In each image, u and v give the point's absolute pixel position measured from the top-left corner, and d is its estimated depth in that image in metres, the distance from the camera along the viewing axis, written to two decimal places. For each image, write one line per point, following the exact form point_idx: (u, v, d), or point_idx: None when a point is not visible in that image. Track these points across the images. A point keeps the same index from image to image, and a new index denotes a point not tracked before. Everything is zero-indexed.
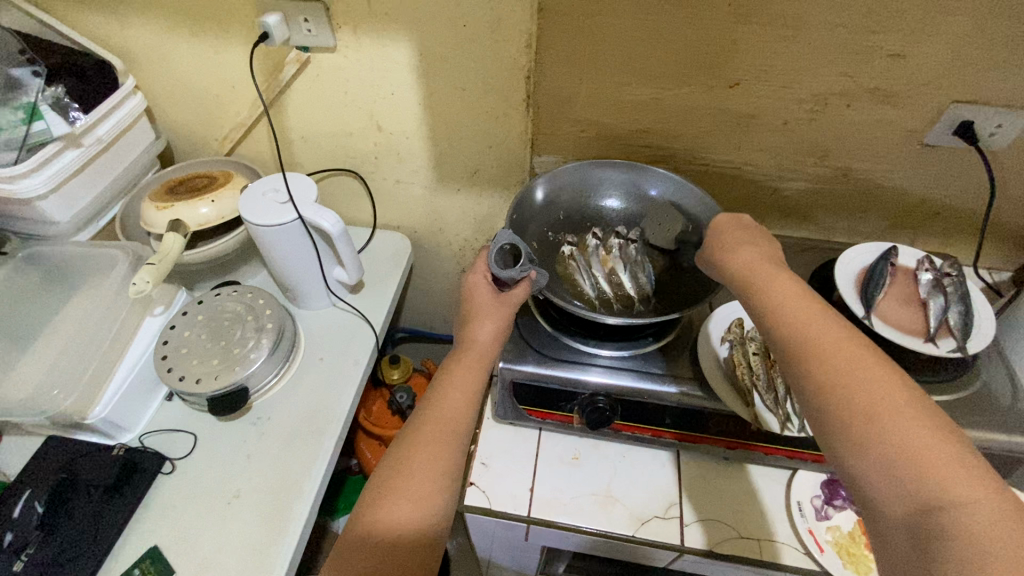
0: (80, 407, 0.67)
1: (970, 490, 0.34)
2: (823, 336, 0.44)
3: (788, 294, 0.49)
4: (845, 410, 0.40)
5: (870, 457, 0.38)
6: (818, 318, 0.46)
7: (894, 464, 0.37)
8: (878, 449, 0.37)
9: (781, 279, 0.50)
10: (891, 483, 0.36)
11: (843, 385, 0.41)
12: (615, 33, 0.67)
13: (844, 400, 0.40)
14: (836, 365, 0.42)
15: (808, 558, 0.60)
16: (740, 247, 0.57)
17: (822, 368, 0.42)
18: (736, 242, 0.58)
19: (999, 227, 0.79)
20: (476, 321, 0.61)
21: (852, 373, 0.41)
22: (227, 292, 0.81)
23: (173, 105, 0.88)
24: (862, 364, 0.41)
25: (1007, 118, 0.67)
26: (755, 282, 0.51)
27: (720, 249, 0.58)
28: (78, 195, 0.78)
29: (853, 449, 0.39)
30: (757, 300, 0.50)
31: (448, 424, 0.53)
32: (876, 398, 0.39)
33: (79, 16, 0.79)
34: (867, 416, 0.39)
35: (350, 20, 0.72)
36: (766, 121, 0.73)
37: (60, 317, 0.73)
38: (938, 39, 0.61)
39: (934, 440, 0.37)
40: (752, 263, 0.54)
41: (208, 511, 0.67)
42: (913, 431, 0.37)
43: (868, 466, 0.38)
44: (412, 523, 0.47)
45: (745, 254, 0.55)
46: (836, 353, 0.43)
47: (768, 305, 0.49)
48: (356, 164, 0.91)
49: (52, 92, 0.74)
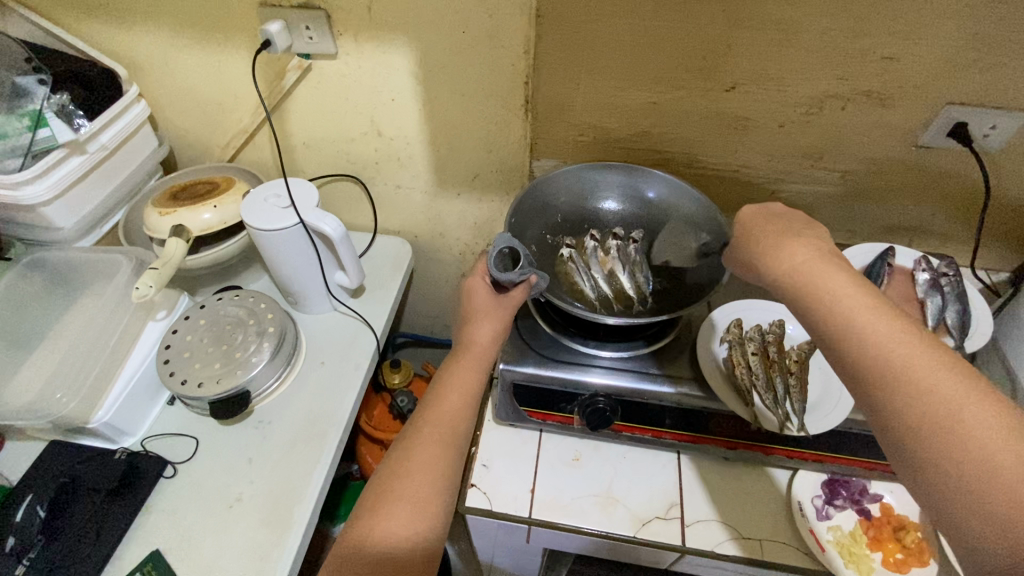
0: (83, 411, 0.68)
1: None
2: (903, 358, 0.39)
3: (850, 299, 0.42)
4: (939, 447, 0.36)
5: (971, 504, 0.34)
6: (897, 335, 0.40)
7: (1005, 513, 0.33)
8: (982, 494, 0.34)
9: (846, 285, 0.43)
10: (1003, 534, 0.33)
11: (933, 417, 0.37)
12: (612, 37, 0.68)
13: (935, 434, 0.36)
14: (921, 393, 0.37)
15: (809, 557, 0.60)
16: (784, 244, 0.49)
17: (898, 394, 0.38)
18: (780, 236, 0.50)
19: (995, 226, 0.79)
20: (476, 322, 0.61)
21: (939, 401, 0.37)
22: (229, 297, 0.81)
23: (176, 112, 0.89)
24: (954, 392, 0.37)
25: (1001, 119, 0.67)
26: (810, 286, 0.44)
27: (761, 247, 0.51)
28: (83, 202, 0.79)
29: (950, 490, 0.35)
30: (812, 307, 0.44)
31: (446, 428, 0.53)
32: (966, 435, 0.35)
33: (83, 25, 0.80)
34: (968, 456, 0.35)
35: (351, 28, 0.73)
36: (763, 124, 0.74)
37: (63, 323, 0.74)
38: (929, 42, 0.62)
39: None
40: (805, 259, 0.46)
41: (211, 513, 0.68)
42: (1018, 471, 0.33)
43: (971, 511, 0.34)
44: (408, 536, 0.46)
45: (796, 249, 0.48)
46: (921, 378, 0.38)
47: (829, 313, 0.42)
48: (356, 169, 0.92)
49: (57, 99, 0.75)
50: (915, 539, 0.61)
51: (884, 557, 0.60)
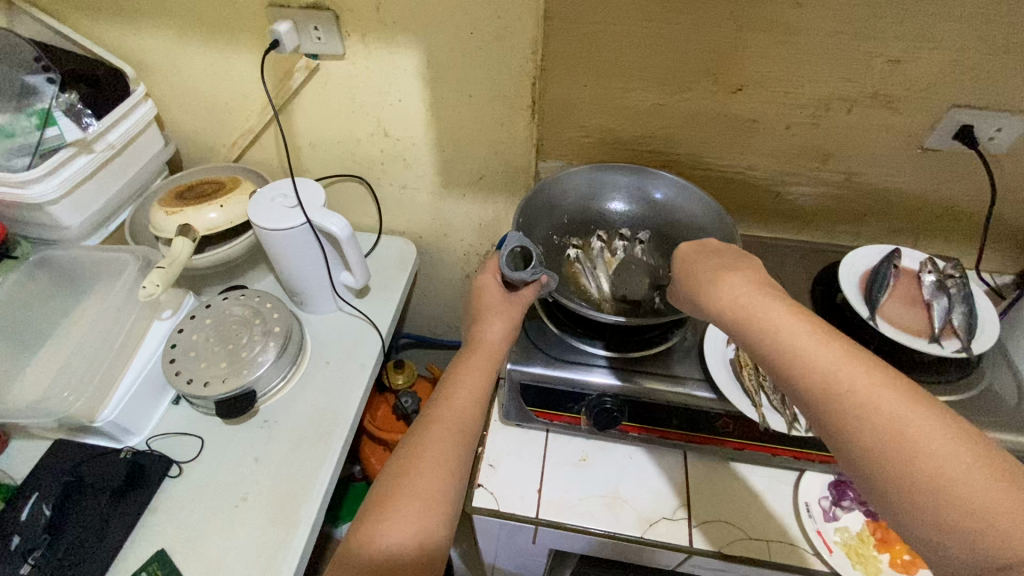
0: (89, 409, 0.67)
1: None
2: (853, 380, 0.40)
3: (789, 327, 0.43)
4: (894, 466, 0.37)
5: (935, 522, 0.35)
6: (837, 358, 0.41)
7: (965, 527, 0.34)
8: (941, 509, 0.35)
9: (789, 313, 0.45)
10: (967, 547, 0.33)
11: (886, 436, 0.37)
12: (619, 38, 0.68)
13: (890, 452, 0.37)
14: (871, 414, 0.38)
15: (817, 559, 0.60)
16: (723, 278, 0.50)
17: (853, 415, 0.39)
18: (717, 268, 0.52)
19: (1001, 229, 0.80)
20: (487, 321, 0.61)
21: (888, 419, 0.38)
22: (235, 297, 0.81)
23: (183, 112, 0.89)
24: (900, 409, 0.38)
25: (1007, 121, 0.68)
26: (751, 318, 0.45)
27: (701, 280, 0.52)
28: (89, 201, 0.79)
29: (912, 510, 0.36)
30: (757, 338, 0.44)
31: (454, 426, 0.53)
32: (921, 450, 0.36)
33: (91, 25, 0.80)
34: (924, 472, 0.36)
35: (359, 28, 0.73)
36: (770, 126, 0.74)
37: (70, 322, 0.74)
38: (935, 45, 0.63)
39: (994, 488, 0.34)
40: (742, 291, 0.47)
41: (216, 513, 0.67)
42: (972, 480, 0.35)
43: (933, 529, 0.35)
44: (414, 539, 0.46)
45: (733, 282, 0.49)
46: (871, 402, 0.39)
47: (773, 344, 0.43)
48: (362, 169, 0.92)
49: (65, 98, 0.74)
50: None
51: (892, 558, 0.60)
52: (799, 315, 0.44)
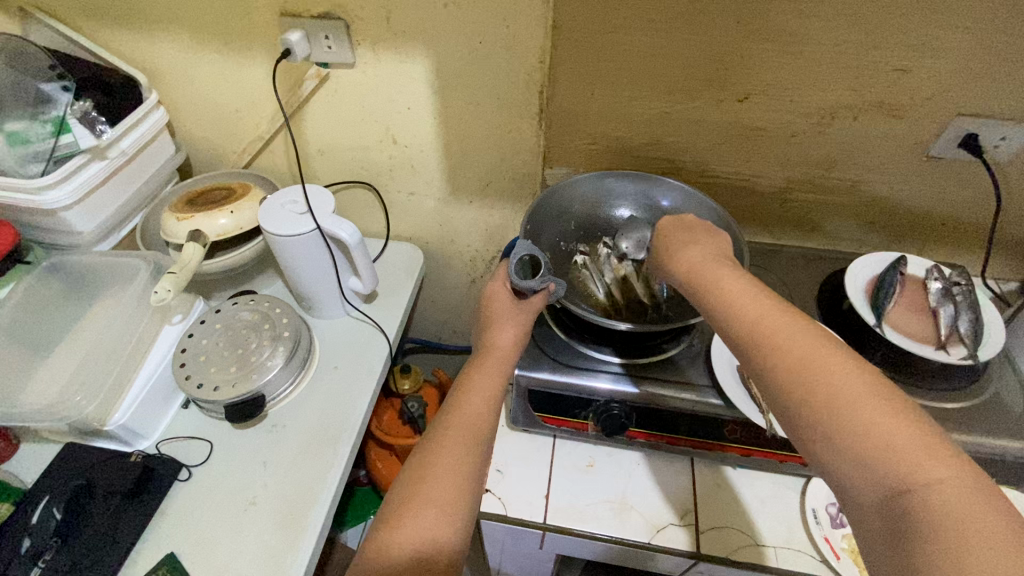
0: (101, 414, 0.68)
1: (937, 469, 0.34)
2: (774, 328, 0.44)
3: (732, 289, 0.49)
4: (810, 403, 0.40)
5: (842, 453, 0.37)
6: (773, 314, 0.45)
7: (865, 457, 0.36)
8: (847, 441, 0.37)
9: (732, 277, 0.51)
10: (868, 478, 0.36)
11: (798, 373, 0.41)
12: (626, 48, 0.69)
13: (809, 391, 0.40)
14: (794, 358, 0.42)
15: (824, 565, 0.60)
16: (685, 248, 0.57)
17: (773, 358, 0.43)
18: (677, 241, 0.59)
19: (1005, 236, 0.80)
20: (498, 327, 0.62)
21: (810, 363, 0.41)
22: (245, 302, 0.82)
23: (195, 120, 0.90)
24: (811, 350, 0.42)
25: (1011, 130, 0.68)
26: (706, 283, 0.52)
27: (667, 250, 0.59)
28: (102, 206, 0.80)
29: (824, 442, 0.38)
30: (709, 298, 0.51)
31: (468, 429, 0.54)
32: (828, 384, 0.39)
33: (106, 34, 0.82)
34: (827, 404, 0.39)
35: (369, 38, 0.74)
36: (775, 134, 0.75)
37: (82, 326, 0.75)
38: (939, 55, 0.64)
39: (887, 415, 0.37)
40: (699, 262, 0.54)
41: (225, 516, 0.68)
42: (867, 409, 0.37)
43: (841, 460, 0.37)
44: (433, 538, 0.46)
45: (692, 252, 0.56)
46: (788, 345, 0.43)
47: (719, 301, 0.49)
48: (370, 176, 0.93)
49: (79, 106, 0.76)
50: None
51: None
52: (742, 281, 0.50)
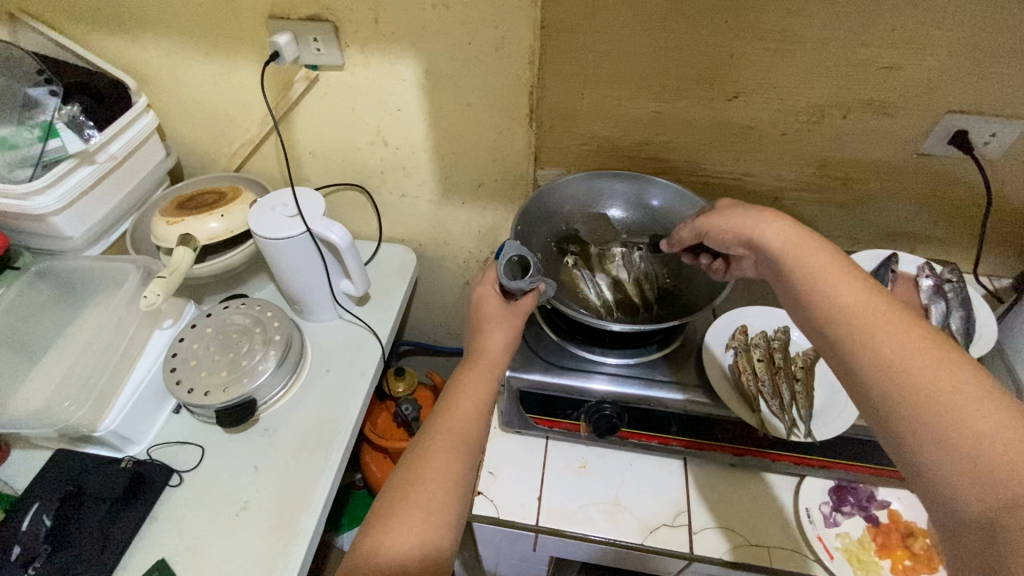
0: (90, 420, 0.68)
1: None
2: (884, 330, 0.42)
3: (839, 277, 0.47)
4: (917, 406, 0.38)
5: (951, 464, 0.36)
6: (882, 308, 0.44)
7: (980, 470, 0.35)
8: (959, 451, 0.36)
9: (832, 266, 0.48)
10: (978, 491, 0.34)
11: (912, 378, 0.39)
12: (616, 47, 0.69)
13: (915, 398, 0.38)
14: (902, 359, 0.40)
15: (818, 565, 0.60)
16: (763, 227, 0.54)
17: (881, 357, 0.41)
18: (764, 215, 0.55)
19: (997, 234, 0.80)
20: (488, 329, 0.62)
21: (917, 367, 0.39)
22: (235, 305, 0.81)
23: (185, 123, 0.90)
24: (926, 358, 0.40)
25: (1000, 126, 0.68)
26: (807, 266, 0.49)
27: (741, 227, 0.56)
28: (91, 211, 0.79)
29: (931, 450, 0.37)
30: (807, 283, 0.48)
31: (458, 434, 0.53)
32: (942, 393, 0.38)
33: (94, 38, 0.81)
34: (943, 412, 0.37)
35: (358, 40, 0.74)
36: (766, 132, 0.75)
37: (72, 332, 0.75)
38: (928, 52, 0.64)
39: (1011, 431, 0.35)
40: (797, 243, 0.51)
41: (218, 520, 0.68)
42: (988, 422, 0.36)
43: (948, 471, 0.36)
44: (421, 545, 0.46)
45: (775, 232, 0.53)
46: (900, 348, 0.41)
47: (818, 287, 0.47)
48: (362, 178, 0.92)
49: (67, 111, 0.75)
50: (924, 546, 0.60)
51: (893, 564, 0.60)
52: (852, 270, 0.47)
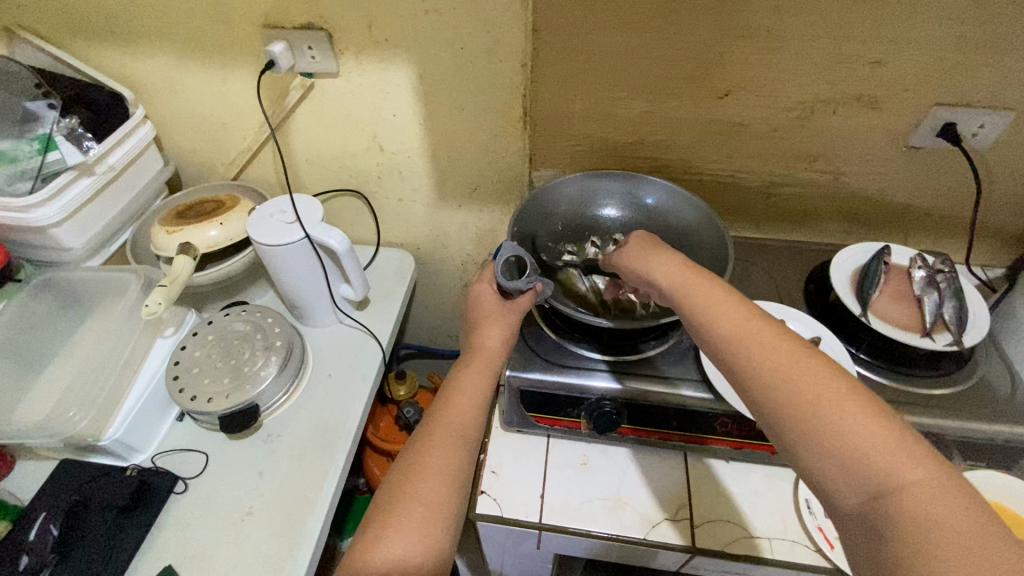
0: (95, 429, 0.68)
1: (913, 474, 0.36)
2: (749, 343, 0.46)
3: (716, 300, 0.50)
4: (789, 415, 0.41)
5: (829, 466, 0.39)
6: (749, 327, 0.47)
7: (846, 465, 0.38)
8: (826, 450, 0.39)
9: (706, 289, 0.51)
10: (849, 486, 0.38)
11: (778, 385, 0.43)
12: (606, 49, 0.70)
13: (784, 401, 0.42)
14: (770, 373, 0.43)
15: (819, 555, 0.61)
16: (652, 263, 0.57)
17: (751, 369, 0.44)
18: (656, 256, 0.58)
19: (989, 224, 0.81)
20: (485, 328, 0.62)
21: (781, 373, 0.43)
22: (237, 312, 0.82)
23: (182, 133, 0.91)
24: (786, 362, 0.43)
25: (988, 118, 0.69)
26: (689, 293, 0.52)
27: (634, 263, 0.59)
28: (91, 222, 0.80)
29: (807, 454, 0.40)
30: (688, 314, 0.51)
31: (454, 430, 0.54)
32: (806, 394, 0.41)
33: (91, 51, 0.82)
34: (808, 412, 0.41)
35: (352, 47, 0.75)
36: (757, 129, 0.76)
37: (75, 343, 0.75)
38: (914, 46, 0.65)
39: (864, 420, 0.39)
40: (682, 272, 0.54)
41: (222, 526, 0.68)
42: (845, 415, 0.39)
43: (823, 469, 0.39)
44: (418, 543, 0.47)
45: (661, 265, 0.56)
46: (764, 361, 0.44)
47: (702, 314, 0.50)
48: (359, 183, 0.93)
49: (67, 123, 0.76)
50: None
51: None
52: (726, 291, 0.51)
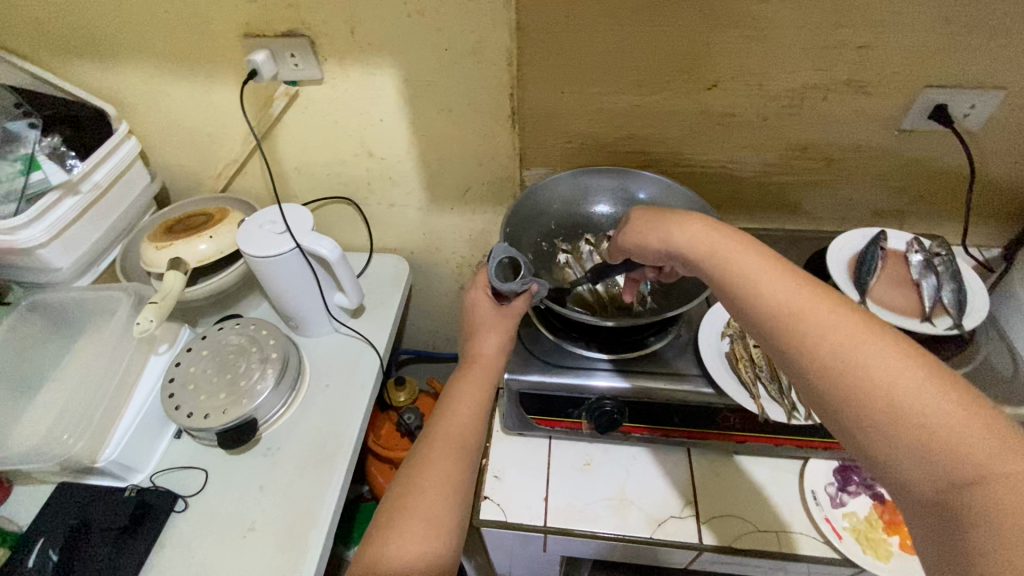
0: (90, 450, 0.67)
1: (1009, 464, 0.33)
2: (807, 315, 0.41)
3: (759, 270, 0.46)
4: (861, 397, 0.37)
5: (908, 455, 0.35)
6: (804, 298, 0.43)
7: (929, 454, 0.34)
8: (905, 437, 0.35)
9: (743, 257, 0.48)
10: (932, 477, 0.34)
11: (846, 363, 0.38)
12: (592, 44, 0.69)
13: (856, 383, 0.38)
14: (833, 350, 0.39)
15: (827, 546, 0.60)
16: (678, 229, 0.53)
17: (808, 343, 0.40)
18: (680, 222, 0.54)
19: (984, 205, 0.81)
20: (481, 336, 0.62)
21: (851, 349, 0.39)
22: (230, 326, 0.81)
23: (168, 146, 0.89)
24: (855, 335, 0.39)
25: (979, 98, 0.69)
26: (727, 262, 0.48)
27: (657, 231, 0.55)
28: (79, 241, 0.79)
29: (884, 443, 0.36)
30: (728, 284, 0.47)
31: (455, 440, 0.54)
32: (879, 374, 0.37)
33: (71, 68, 0.81)
34: (881, 394, 0.36)
35: (335, 53, 0.74)
36: (747, 119, 0.75)
37: (67, 364, 0.74)
38: (902, 29, 0.64)
39: (948, 405, 0.35)
40: (714, 241, 0.51)
41: (224, 544, 0.67)
42: (926, 399, 0.35)
43: (901, 460, 0.35)
44: (422, 551, 0.46)
45: (686, 233, 0.53)
46: (829, 334, 0.40)
47: (745, 283, 0.46)
48: (349, 190, 0.92)
49: (48, 142, 0.76)
50: None
51: (901, 540, 0.61)
52: (770, 260, 0.47)
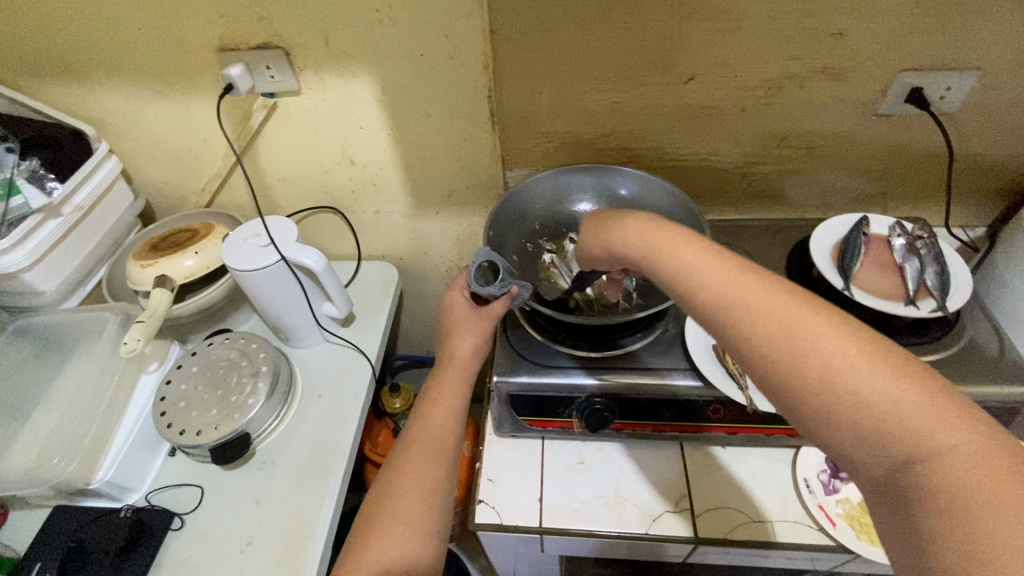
0: (83, 473, 0.67)
1: (948, 438, 0.33)
2: (742, 298, 0.41)
3: (688, 256, 0.45)
4: (802, 381, 0.37)
5: (851, 438, 0.35)
6: (738, 282, 0.42)
7: (869, 435, 0.35)
8: (846, 419, 0.35)
9: (674, 243, 0.47)
10: (876, 457, 0.35)
11: (783, 348, 0.38)
12: (565, 43, 0.69)
13: (796, 368, 0.37)
14: (766, 334, 0.39)
15: (821, 534, 0.61)
16: (615, 226, 0.53)
17: (743, 330, 0.40)
18: (616, 221, 0.54)
19: (966, 185, 0.81)
20: (458, 337, 0.62)
21: (790, 331, 0.38)
22: (220, 341, 0.81)
23: (149, 164, 0.89)
24: (790, 317, 0.39)
25: (955, 80, 0.69)
26: (659, 258, 0.47)
27: (600, 228, 0.55)
28: (62, 265, 0.79)
29: (827, 428, 0.36)
30: (664, 274, 0.47)
31: (430, 443, 0.54)
32: (815, 355, 0.37)
33: (48, 90, 0.81)
34: (820, 376, 0.36)
35: (311, 63, 0.74)
36: (725, 110, 0.75)
37: (56, 388, 0.74)
38: (873, 14, 0.64)
39: (885, 381, 0.35)
40: (647, 231, 0.50)
41: (223, 559, 0.67)
42: (862, 377, 0.36)
43: (845, 443, 0.36)
44: (404, 556, 0.46)
45: (622, 227, 0.52)
46: (763, 318, 0.39)
47: (677, 273, 0.45)
48: (333, 199, 0.92)
49: (27, 165, 0.75)
50: None
51: None
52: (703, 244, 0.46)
